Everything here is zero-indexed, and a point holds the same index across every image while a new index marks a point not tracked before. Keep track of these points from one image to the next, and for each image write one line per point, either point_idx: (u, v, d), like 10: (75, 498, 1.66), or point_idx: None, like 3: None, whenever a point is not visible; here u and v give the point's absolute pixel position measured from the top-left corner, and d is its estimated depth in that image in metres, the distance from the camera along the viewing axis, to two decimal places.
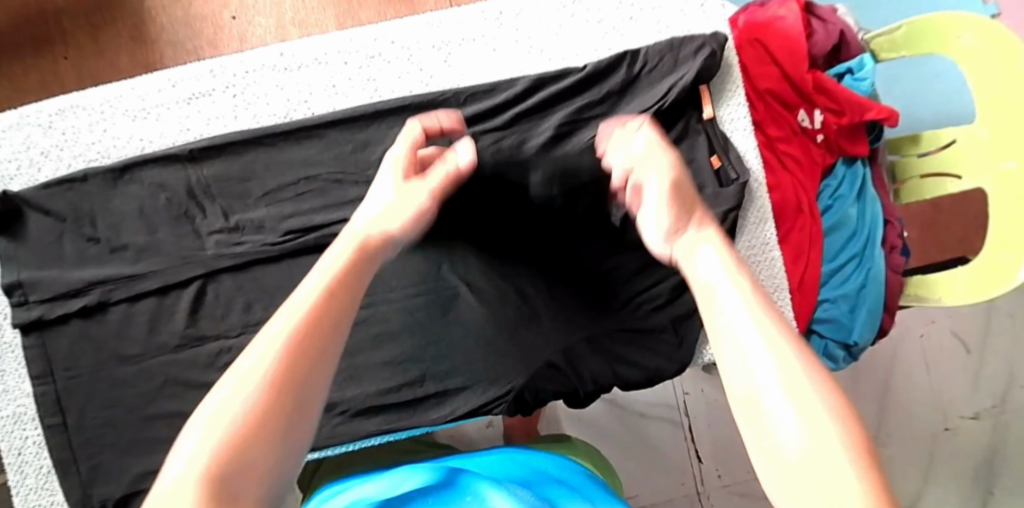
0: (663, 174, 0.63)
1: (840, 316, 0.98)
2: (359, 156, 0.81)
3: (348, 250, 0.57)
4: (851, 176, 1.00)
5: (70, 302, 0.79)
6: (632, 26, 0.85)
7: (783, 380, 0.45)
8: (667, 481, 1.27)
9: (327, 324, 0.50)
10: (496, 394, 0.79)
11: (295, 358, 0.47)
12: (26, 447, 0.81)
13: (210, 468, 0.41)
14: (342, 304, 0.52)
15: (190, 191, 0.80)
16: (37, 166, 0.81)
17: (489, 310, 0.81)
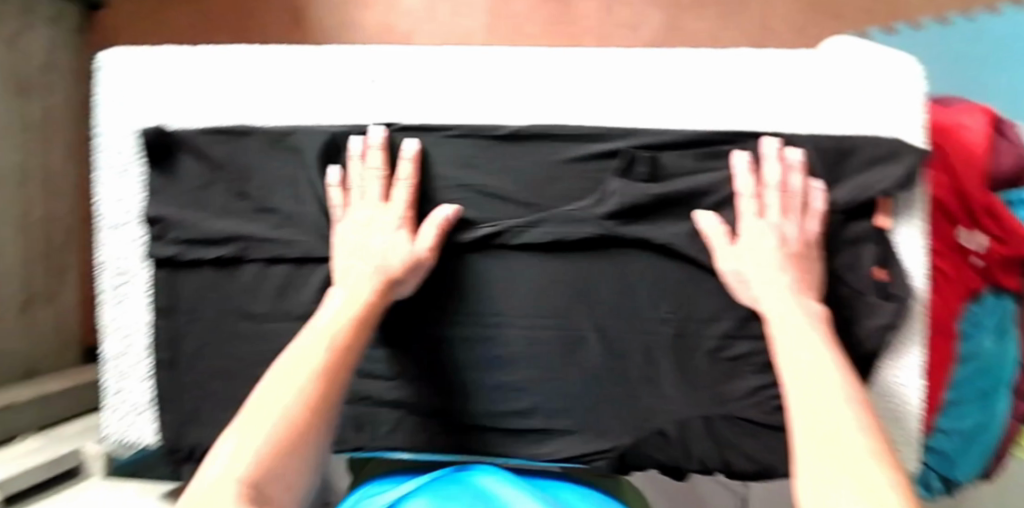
0: (764, 268, 0.72)
1: (952, 452, 0.94)
2: (523, 174, 0.78)
3: (350, 312, 0.69)
4: (996, 307, 0.95)
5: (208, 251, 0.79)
6: (832, 107, 0.79)
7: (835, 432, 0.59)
8: None
9: (326, 390, 0.64)
10: (603, 447, 0.78)
11: (304, 422, 0.61)
12: (132, 374, 0.83)
13: (248, 476, 0.56)
14: (337, 365, 0.65)
15: (346, 171, 0.79)
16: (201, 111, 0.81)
17: (613, 362, 0.79)
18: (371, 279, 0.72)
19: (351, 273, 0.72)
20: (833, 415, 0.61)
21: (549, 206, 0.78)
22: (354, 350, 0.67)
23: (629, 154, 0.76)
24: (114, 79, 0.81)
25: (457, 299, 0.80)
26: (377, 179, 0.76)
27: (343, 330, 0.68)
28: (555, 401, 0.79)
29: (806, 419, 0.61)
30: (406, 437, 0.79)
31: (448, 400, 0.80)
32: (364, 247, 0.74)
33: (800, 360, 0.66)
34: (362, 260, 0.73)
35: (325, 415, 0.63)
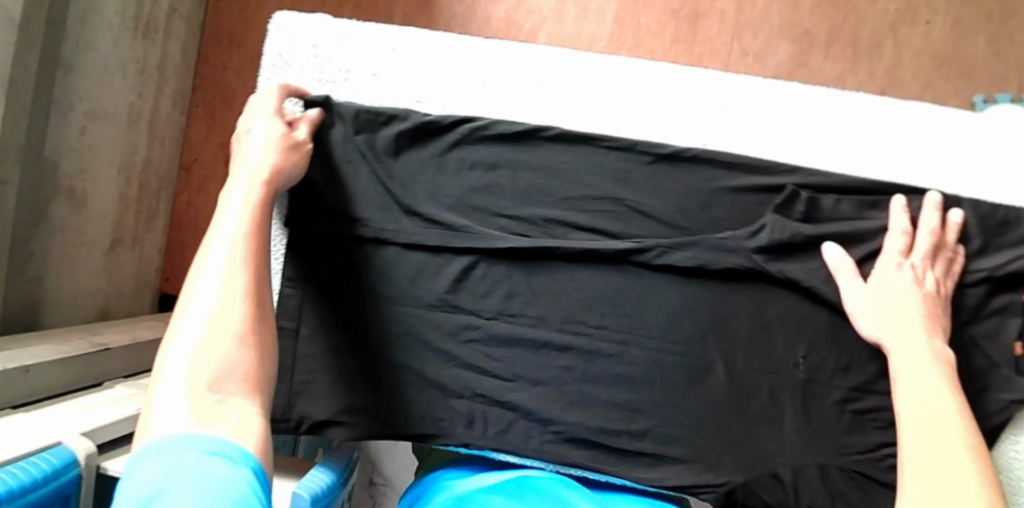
0: (895, 315, 0.71)
1: None
2: (675, 197, 0.77)
3: (239, 222, 0.65)
4: None
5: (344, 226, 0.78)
6: (998, 174, 0.77)
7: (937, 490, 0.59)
8: None
9: (256, 300, 0.62)
10: (716, 482, 0.76)
11: (254, 331, 0.60)
12: None
13: (213, 387, 0.55)
14: (260, 273, 0.64)
15: (496, 168, 0.79)
16: (363, 86, 0.82)
17: (736, 396, 0.78)
18: (248, 186, 0.68)
19: (246, 163, 0.70)
20: (944, 474, 0.60)
21: (695, 231, 0.77)
22: (261, 270, 0.64)
23: (792, 192, 0.76)
24: (280, 43, 0.82)
25: (588, 309, 0.78)
26: (272, 114, 0.74)
27: (245, 245, 0.64)
28: (671, 426, 0.78)
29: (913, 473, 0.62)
30: (516, 442, 0.78)
31: (563, 409, 0.78)
32: (251, 163, 0.70)
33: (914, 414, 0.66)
34: (246, 172, 0.69)
35: (263, 325, 0.62)
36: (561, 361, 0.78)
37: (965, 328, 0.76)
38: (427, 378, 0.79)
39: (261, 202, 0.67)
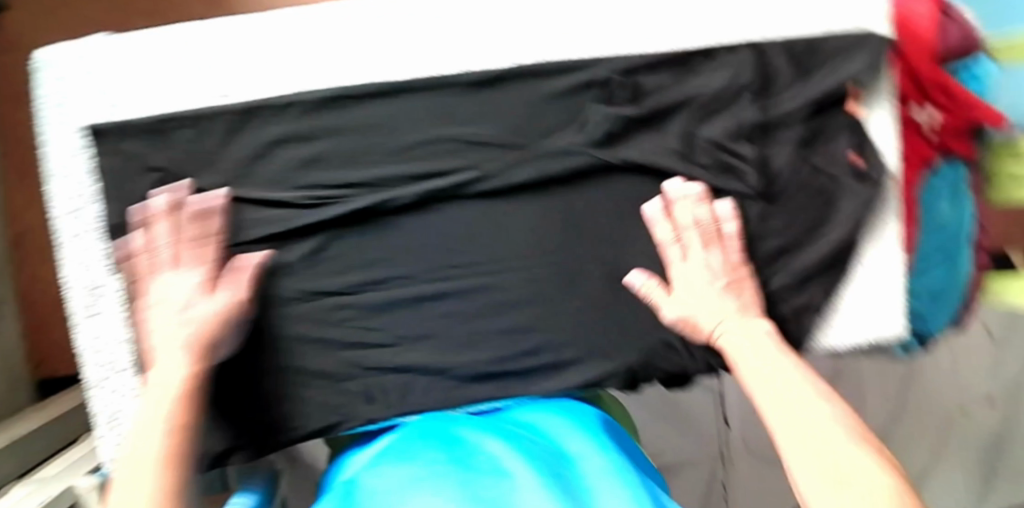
0: (699, 295, 0.76)
1: (920, 308, 1.02)
2: (503, 117, 0.76)
3: (182, 354, 0.67)
4: (949, 176, 0.98)
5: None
6: (800, 8, 0.80)
7: (805, 404, 0.66)
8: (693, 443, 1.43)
9: (185, 427, 0.65)
10: (614, 368, 0.80)
11: (179, 456, 0.63)
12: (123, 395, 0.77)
13: None
14: (189, 401, 0.66)
15: (314, 143, 0.74)
16: (145, 100, 0.74)
17: (612, 287, 0.80)
18: (204, 309, 0.70)
19: (178, 282, 0.71)
20: (789, 389, 0.67)
21: (530, 143, 0.76)
22: (193, 395, 0.66)
23: (612, 80, 0.76)
24: (45, 88, 0.73)
25: (451, 252, 0.79)
26: (178, 236, 0.72)
27: (188, 369, 0.67)
28: (563, 336, 0.80)
29: (771, 412, 0.66)
30: (422, 398, 0.80)
31: (459, 353, 0.80)
32: (172, 285, 0.70)
33: (743, 345, 0.72)
34: (182, 284, 0.70)
35: (189, 450, 0.64)
36: (446, 308, 0.79)
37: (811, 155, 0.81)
38: (315, 370, 0.78)
39: (206, 331, 0.69)
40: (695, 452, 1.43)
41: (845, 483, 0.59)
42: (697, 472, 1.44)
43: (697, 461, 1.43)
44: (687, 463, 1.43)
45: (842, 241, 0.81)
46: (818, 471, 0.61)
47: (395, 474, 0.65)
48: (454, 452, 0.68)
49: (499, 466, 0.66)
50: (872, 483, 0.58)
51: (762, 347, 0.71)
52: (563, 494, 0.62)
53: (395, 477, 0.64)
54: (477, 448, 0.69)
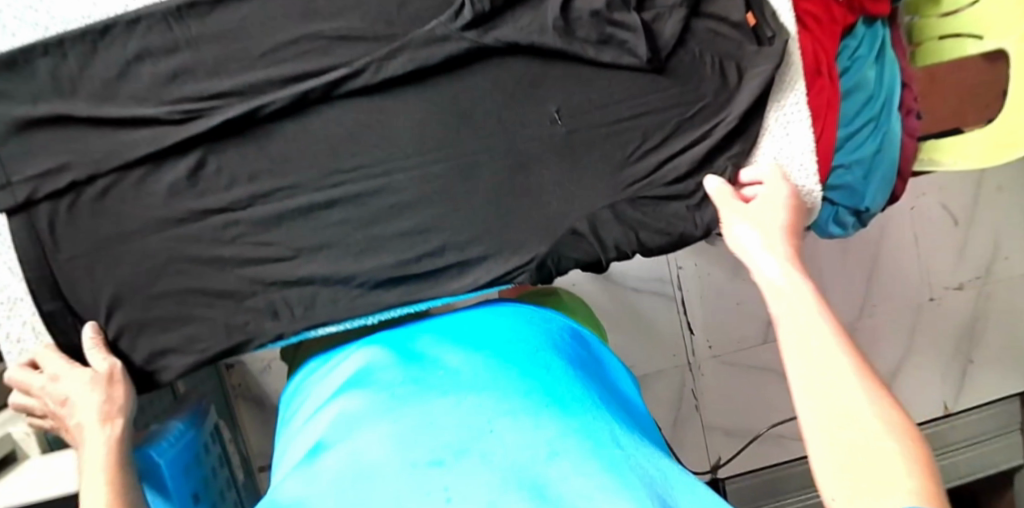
0: (764, 225, 0.72)
1: (854, 182, 0.97)
2: (369, 9, 0.73)
3: (91, 422, 0.69)
4: (870, 36, 0.97)
5: (61, 177, 0.73)
6: None
7: (797, 312, 0.63)
8: (661, 354, 1.41)
9: (119, 460, 0.67)
10: (522, 261, 0.77)
11: (121, 485, 0.65)
12: (27, 330, 0.76)
13: None
14: (122, 455, 0.67)
15: (177, 55, 0.72)
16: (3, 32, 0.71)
17: (509, 177, 0.78)
18: (80, 382, 0.72)
19: (72, 386, 0.71)
20: (799, 300, 0.64)
21: (400, 31, 0.74)
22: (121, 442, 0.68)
23: None
24: None
25: (338, 156, 0.76)
26: (67, 362, 0.74)
27: (103, 431, 0.68)
28: (464, 235, 0.77)
29: (777, 296, 0.65)
30: (325, 311, 0.77)
31: (357, 262, 0.77)
32: (66, 378, 0.72)
33: (758, 243, 0.71)
34: (72, 371, 0.73)
35: (128, 484, 0.65)
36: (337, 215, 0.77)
37: (700, 20, 0.80)
38: (214, 292, 0.76)
39: (95, 384, 0.72)
40: (663, 362, 1.41)
41: (830, 381, 0.56)
42: (667, 381, 1.43)
43: (667, 373, 1.42)
44: (655, 373, 1.42)
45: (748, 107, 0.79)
46: (809, 373, 0.58)
47: (362, 399, 0.62)
48: (408, 366, 0.67)
49: (462, 428, 0.54)
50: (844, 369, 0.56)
51: (782, 265, 0.67)
52: (524, 379, 0.62)
53: (359, 402, 0.62)
54: (440, 361, 0.66)
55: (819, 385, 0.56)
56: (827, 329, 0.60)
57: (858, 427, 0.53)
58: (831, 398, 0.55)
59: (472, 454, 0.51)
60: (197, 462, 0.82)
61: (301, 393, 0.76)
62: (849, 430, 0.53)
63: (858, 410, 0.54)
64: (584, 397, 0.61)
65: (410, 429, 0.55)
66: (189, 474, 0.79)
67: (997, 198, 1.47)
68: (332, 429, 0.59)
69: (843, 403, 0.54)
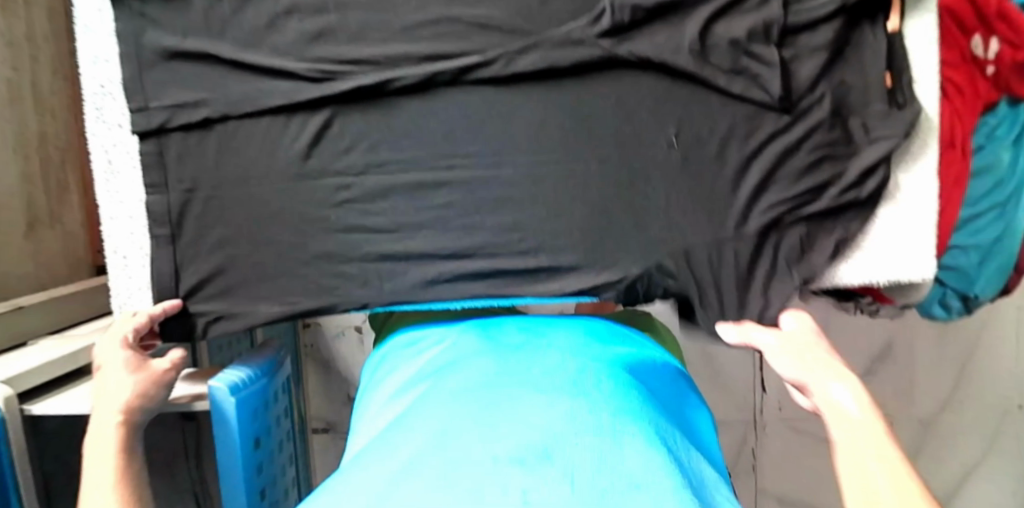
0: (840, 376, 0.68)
1: (967, 266, 0.93)
2: (511, 2, 0.74)
3: (110, 416, 0.72)
4: (1011, 117, 0.93)
5: (195, 111, 0.77)
6: None
7: (890, 477, 0.56)
8: (727, 403, 1.38)
9: (130, 473, 0.68)
10: (610, 277, 0.77)
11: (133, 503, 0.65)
12: (133, 249, 0.80)
13: None
14: (129, 469, 0.68)
15: (324, 18, 0.75)
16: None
17: (615, 192, 0.77)
18: (119, 373, 0.75)
19: (110, 373, 0.75)
20: (879, 442, 0.60)
21: (538, 29, 0.74)
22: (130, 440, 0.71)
23: None
24: None
25: (454, 140, 0.77)
26: (123, 348, 0.77)
27: (118, 427, 0.71)
28: (556, 240, 0.77)
29: (863, 464, 0.59)
30: (413, 289, 0.78)
31: (448, 247, 0.78)
32: (110, 366, 0.76)
33: (845, 399, 0.65)
34: (112, 357, 0.76)
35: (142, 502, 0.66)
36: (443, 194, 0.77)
37: (838, 70, 0.75)
38: (314, 250, 0.79)
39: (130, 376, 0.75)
40: (727, 412, 1.38)
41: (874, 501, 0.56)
42: (728, 432, 1.39)
43: (730, 425, 1.39)
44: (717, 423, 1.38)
45: (868, 171, 0.74)
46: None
47: (459, 382, 0.66)
48: (505, 358, 0.70)
49: (542, 422, 0.55)
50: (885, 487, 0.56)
51: (870, 440, 0.60)
52: (614, 390, 0.61)
53: (456, 384, 0.65)
54: (537, 356, 0.69)
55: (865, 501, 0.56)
56: (879, 448, 0.59)
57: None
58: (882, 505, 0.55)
59: (556, 463, 0.50)
60: (265, 408, 0.84)
61: (390, 370, 0.80)
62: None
63: None
64: (676, 434, 0.60)
65: (493, 417, 0.57)
66: (256, 417, 0.82)
67: None
68: (424, 409, 0.62)
69: (889, 505, 0.54)
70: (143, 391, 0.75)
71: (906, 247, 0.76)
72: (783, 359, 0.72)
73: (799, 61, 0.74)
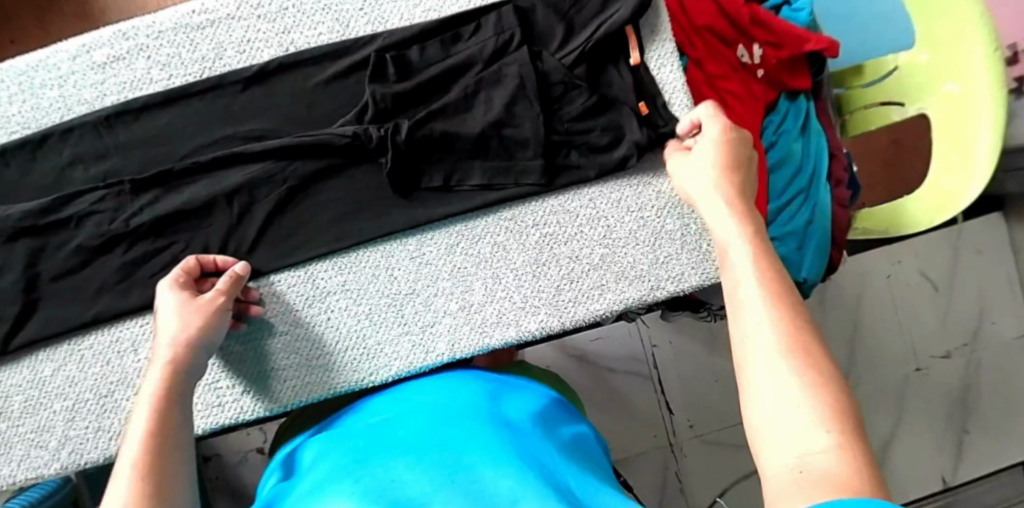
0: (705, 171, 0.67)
1: (789, 254, 0.96)
2: (281, 110, 0.78)
3: (146, 413, 0.59)
4: (793, 111, 0.99)
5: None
6: None
7: (758, 328, 0.48)
8: (639, 430, 1.33)
9: (163, 406, 0.60)
10: (435, 342, 0.79)
11: (162, 434, 0.57)
12: None
13: None
14: (167, 399, 0.60)
15: (105, 157, 0.78)
16: None
17: (419, 263, 0.80)
18: (172, 321, 0.66)
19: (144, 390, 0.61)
20: (754, 312, 0.50)
21: (315, 130, 0.78)
22: (171, 416, 0.59)
23: (375, 58, 0.78)
24: None
25: (257, 255, 0.78)
26: (182, 297, 0.69)
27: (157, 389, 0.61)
28: (378, 315, 0.79)
29: (732, 266, 0.55)
30: (248, 403, 0.78)
31: (275, 345, 0.79)
32: (161, 344, 0.65)
33: (720, 219, 0.61)
34: (166, 316, 0.67)
35: (172, 433, 0.58)
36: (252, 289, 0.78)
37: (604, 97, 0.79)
38: (136, 384, 0.78)
39: (172, 357, 0.64)
40: (643, 441, 1.32)
41: (767, 381, 0.45)
42: (649, 464, 1.32)
43: (650, 455, 1.32)
44: (632, 455, 1.32)
45: (636, 198, 0.81)
46: (766, 409, 0.44)
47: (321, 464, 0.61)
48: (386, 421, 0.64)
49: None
50: (791, 383, 0.45)
51: (723, 222, 0.61)
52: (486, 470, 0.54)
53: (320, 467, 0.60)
54: (403, 420, 0.63)
55: (751, 352, 0.47)
56: (740, 256, 0.56)
57: (807, 457, 0.41)
58: (777, 379, 0.45)
59: None
60: None
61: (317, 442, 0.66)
62: (797, 443, 0.42)
63: (807, 430, 0.42)
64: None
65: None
66: None
67: (981, 260, 1.41)
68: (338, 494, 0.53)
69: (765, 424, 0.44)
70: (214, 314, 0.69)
71: (691, 242, 0.81)
72: (722, 222, 0.61)
73: (566, 105, 0.79)
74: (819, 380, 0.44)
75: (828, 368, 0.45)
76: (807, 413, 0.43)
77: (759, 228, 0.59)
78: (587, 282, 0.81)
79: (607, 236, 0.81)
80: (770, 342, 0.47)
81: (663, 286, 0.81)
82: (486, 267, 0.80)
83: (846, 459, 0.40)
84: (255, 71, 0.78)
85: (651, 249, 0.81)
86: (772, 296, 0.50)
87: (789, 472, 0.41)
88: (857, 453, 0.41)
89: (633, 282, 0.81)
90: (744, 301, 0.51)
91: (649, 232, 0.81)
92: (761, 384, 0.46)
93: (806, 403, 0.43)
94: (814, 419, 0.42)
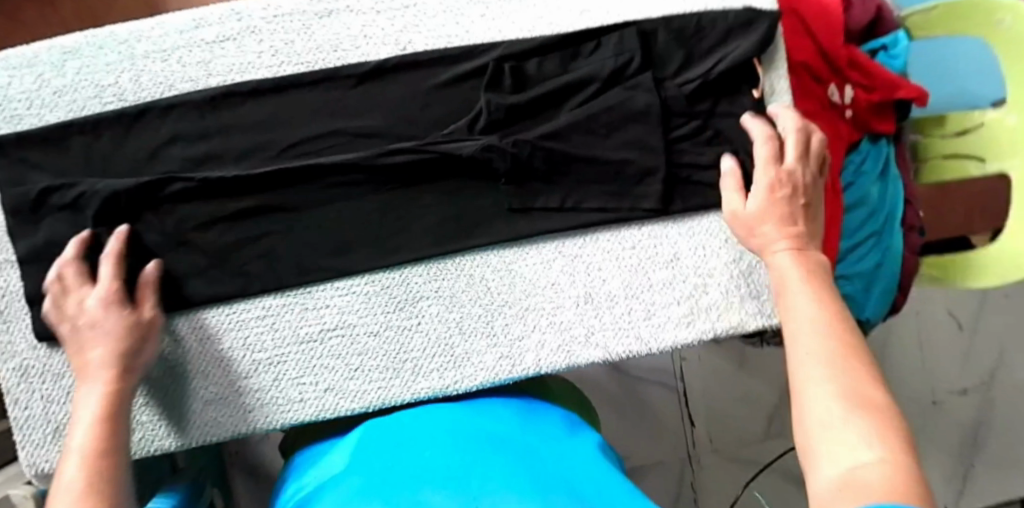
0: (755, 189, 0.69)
1: (855, 293, 0.98)
2: (394, 109, 0.77)
3: (81, 441, 0.59)
4: (874, 153, 1.00)
5: (70, 190, 0.73)
6: None
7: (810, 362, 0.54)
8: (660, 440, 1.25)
9: (115, 443, 0.60)
10: (524, 354, 0.78)
11: (99, 465, 0.58)
12: (51, 395, 0.76)
13: None
14: (109, 438, 0.60)
15: (205, 138, 0.76)
16: (46, 86, 0.75)
17: (514, 277, 0.79)
18: (98, 344, 0.66)
19: (84, 407, 0.63)
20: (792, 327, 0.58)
21: (424, 134, 0.77)
22: (121, 466, 0.59)
23: (493, 66, 0.76)
24: None
25: (355, 254, 0.77)
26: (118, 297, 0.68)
27: (93, 417, 0.62)
28: (469, 324, 0.78)
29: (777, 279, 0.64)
30: (327, 402, 0.76)
31: (358, 345, 0.77)
32: (93, 368, 0.65)
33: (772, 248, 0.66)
34: (94, 347, 0.66)
35: (122, 476, 0.58)
36: (343, 287, 0.77)
37: (712, 123, 0.79)
38: (216, 373, 0.76)
39: (106, 389, 0.64)
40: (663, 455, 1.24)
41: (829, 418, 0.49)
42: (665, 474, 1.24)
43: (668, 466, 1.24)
44: (648, 467, 1.24)
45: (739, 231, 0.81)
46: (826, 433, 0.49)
47: (340, 487, 0.57)
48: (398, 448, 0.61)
49: None
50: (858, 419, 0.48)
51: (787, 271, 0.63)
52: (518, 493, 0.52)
53: (336, 494, 0.56)
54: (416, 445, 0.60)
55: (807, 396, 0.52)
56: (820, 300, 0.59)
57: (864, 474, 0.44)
58: (831, 410, 0.50)
59: None
60: None
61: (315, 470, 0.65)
62: (849, 460, 0.46)
63: (864, 455, 0.46)
64: None
65: None
66: None
67: (1006, 302, 1.43)
68: None
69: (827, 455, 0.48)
70: (122, 327, 0.67)
71: None
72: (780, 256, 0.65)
73: (678, 134, 0.79)
74: (876, 414, 0.49)
75: (887, 410, 0.49)
76: (864, 435, 0.47)
77: (817, 270, 0.63)
78: (681, 311, 0.80)
79: (701, 266, 0.81)
80: (826, 386, 0.51)
81: (752, 319, 0.81)
82: (579, 286, 0.80)
83: (895, 473, 0.43)
84: (370, 67, 0.76)
85: (746, 280, 0.81)
86: (825, 324, 0.57)
87: (839, 481, 0.45)
88: (908, 476, 0.44)
89: (724, 313, 0.81)
90: (796, 328, 0.58)
91: (743, 265, 0.81)
92: (819, 417, 0.50)
93: (857, 425, 0.48)
94: (863, 439, 0.47)
